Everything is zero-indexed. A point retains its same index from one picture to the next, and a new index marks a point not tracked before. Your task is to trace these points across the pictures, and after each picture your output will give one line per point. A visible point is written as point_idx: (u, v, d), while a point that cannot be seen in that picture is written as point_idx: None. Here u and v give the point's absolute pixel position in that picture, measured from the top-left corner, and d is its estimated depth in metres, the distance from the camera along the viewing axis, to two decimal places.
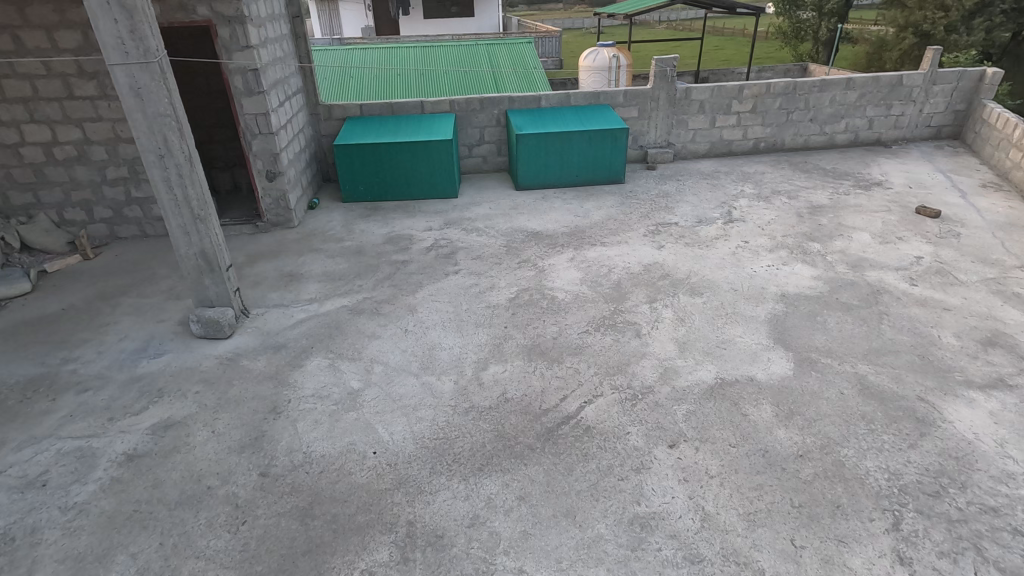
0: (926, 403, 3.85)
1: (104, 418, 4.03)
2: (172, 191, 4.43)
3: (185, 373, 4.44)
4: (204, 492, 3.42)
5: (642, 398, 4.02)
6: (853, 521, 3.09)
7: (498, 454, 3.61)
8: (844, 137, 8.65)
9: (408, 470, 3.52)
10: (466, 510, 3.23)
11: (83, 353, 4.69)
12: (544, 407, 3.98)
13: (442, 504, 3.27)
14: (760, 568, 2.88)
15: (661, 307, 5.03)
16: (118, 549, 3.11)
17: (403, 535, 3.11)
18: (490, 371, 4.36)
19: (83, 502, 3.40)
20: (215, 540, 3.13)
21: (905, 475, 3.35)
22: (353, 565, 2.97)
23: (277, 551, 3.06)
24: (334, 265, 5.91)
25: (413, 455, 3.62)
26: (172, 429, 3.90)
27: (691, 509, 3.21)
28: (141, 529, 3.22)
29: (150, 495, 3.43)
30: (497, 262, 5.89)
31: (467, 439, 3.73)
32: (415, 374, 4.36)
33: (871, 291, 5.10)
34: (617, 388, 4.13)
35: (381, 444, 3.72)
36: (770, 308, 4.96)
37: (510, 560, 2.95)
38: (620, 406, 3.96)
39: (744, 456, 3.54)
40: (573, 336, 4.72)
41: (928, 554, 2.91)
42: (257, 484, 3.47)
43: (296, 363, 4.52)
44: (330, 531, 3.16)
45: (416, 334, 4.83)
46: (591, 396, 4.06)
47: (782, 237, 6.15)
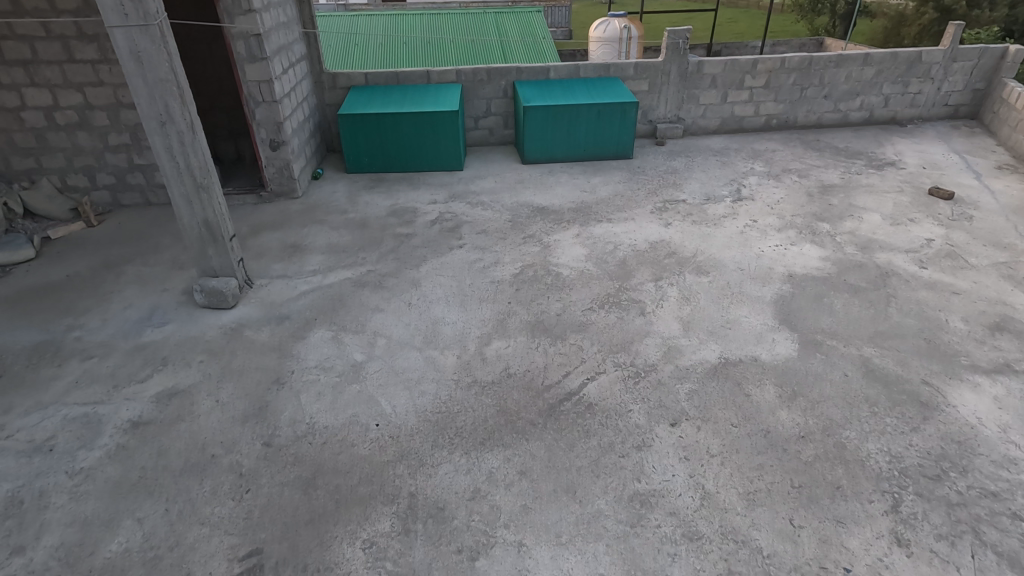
0: (931, 387, 3.84)
1: (109, 385, 4.06)
2: (174, 160, 4.38)
3: (189, 343, 4.45)
4: (208, 461, 3.46)
5: (645, 376, 4.02)
6: (852, 502, 3.11)
7: (500, 429, 3.62)
8: (859, 115, 8.47)
9: (410, 443, 3.54)
10: (467, 483, 3.27)
11: (89, 320, 4.71)
12: (546, 383, 3.98)
13: (444, 477, 3.30)
14: (758, 546, 2.90)
15: (667, 286, 5.00)
16: (124, 514, 3.17)
17: (404, 506, 3.14)
18: (493, 347, 4.36)
19: (89, 467, 3.45)
20: (220, 508, 3.18)
21: (906, 458, 3.35)
22: (355, 534, 3.01)
23: (280, 520, 3.10)
24: (339, 237, 5.89)
25: (415, 428, 3.65)
26: (176, 398, 3.93)
27: (691, 487, 3.23)
28: (147, 495, 3.27)
29: (156, 462, 3.47)
30: (502, 237, 5.84)
31: (469, 414, 3.75)
32: (418, 348, 4.37)
33: (879, 273, 5.04)
34: (620, 366, 4.12)
35: (384, 417, 3.74)
36: (777, 288, 4.92)
37: (511, 532, 2.99)
38: (623, 384, 3.96)
39: (745, 436, 3.54)
40: (578, 313, 4.70)
41: (925, 536, 2.93)
42: (261, 453, 3.50)
43: (299, 335, 4.52)
44: (332, 501, 3.19)
45: (420, 308, 4.82)
46: (594, 373, 4.06)
47: (791, 216, 6.07)
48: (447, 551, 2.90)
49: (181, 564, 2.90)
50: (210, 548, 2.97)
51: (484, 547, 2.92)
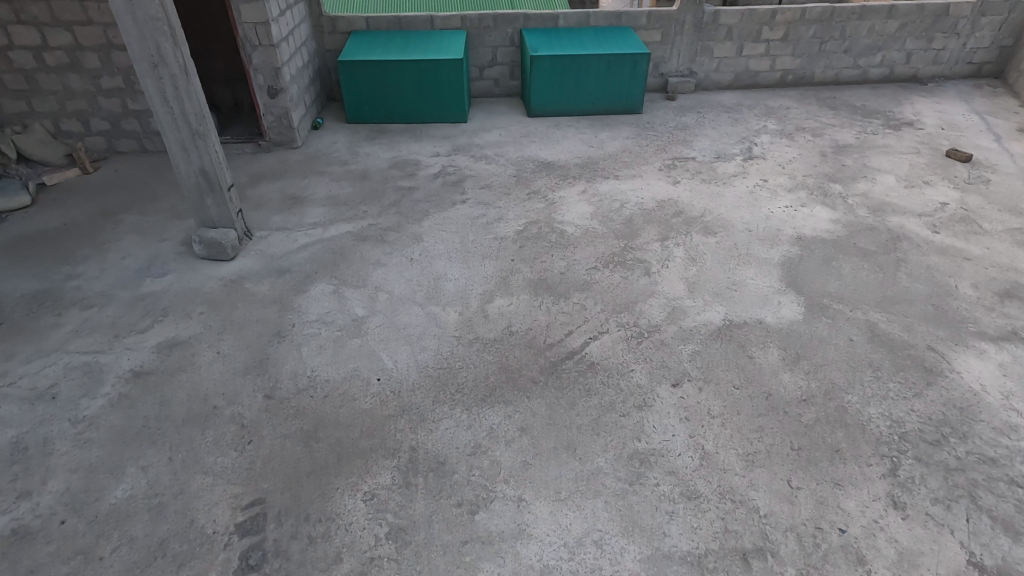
0: (936, 354, 3.81)
1: (109, 335, 4.04)
2: (168, 105, 4.22)
3: (189, 294, 4.41)
4: (210, 412, 3.47)
5: (648, 337, 3.99)
6: (850, 465, 3.13)
7: (501, 386, 3.62)
8: (878, 71, 8.15)
9: (411, 398, 3.54)
10: (468, 438, 3.28)
11: (87, 269, 4.66)
12: (548, 342, 3.96)
13: (445, 432, 3.32)
14: (755, 506, 2.93)
15: (673, 246, 4.91)
16: (128, 462, 3.20)
17: (405, 460, 3.17)
18: (495, 304, 4.31)
19: (92, 415, 3.46)
20: (222, 458, 3.21)
21: (906, 423, 3.35)
22: (356, 487, 3.04)
23: (282, 470, 3.13)
24: (340, 189, 5.76)
25: (416, 383, 3.64)
26: (177, 349, 3.92)
27: (691, 447, 3.24)
28: (150, 444, 3.29)
29: (158, 412, 3.48)
30: (506, 193, 5.71)
31: (471, 371, 3.74)
32: (419, 304, 4.33)
33: (890, 237, 4.94)
34: (624, 326, 4.09)
35: (385, 372, 3.73)
36: (785, 251, 4.83)
37: (511, 487, 3.02)
38: (626, 344, 3.94)
39: (747, 398, 3.54)
40: (581, 272, 4.63)
41: (922, 500, 2.95)
42: (263, 405, 3.51)
43: (300, 288, 4.47)
44: (334, 454, 3.22)
45: (421, 263, 4.75)
46: (597, 333, 4.03)
47: (803, 177, 5.91)
48: (448, 505, 2.94)
49: (186, 511, 2.94)
50: (214, 497, 3.01)
51: (485, 501, 2.95)
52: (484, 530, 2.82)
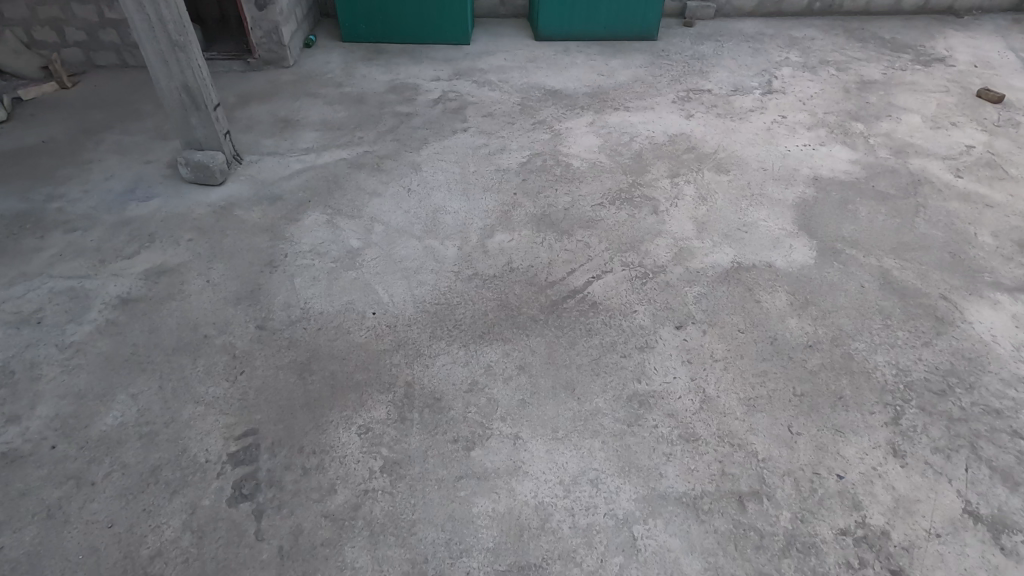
0: (949, 303, 3.69)
1: (95, 259, 3.89)
2: (143, 12, 3.87)
3: (176, 219, 4.23)
4: (201, 341, 3.38)
5: (653, 277, 3.86)
6: (853, 412, 3.08)
7: (500, 323, 3.52)
8: (912, 1, 7.59)
9: (407, 332, 3.45)
10: (464, 375, 3.21)
11: (70, 190, 4.45)
12: (550, 280, 3.83)
13: (441, 369, 3.25)
14: (754, 450, 2.90)
15: (683, 184, 4.68)
16: (118, 389, 3.13)
17: (401, 395, 3.11)
18: (496, 239, 4.15)
19: (79, 341, 3.37)
20: (214, 388, 3.14)
21: (913, 372, 3.28)
22: (350, 420, 2.99)
23: (275, 402, 3.07)
24: (334, 113, 5.45)
25: (413, 318, 3.54)
26: (166, 276, 3.78)
27: (692, 390, 3.18)
28: (140, 372, 3.22)
29: (148, 339, 3.39)
30: (509, 122, 5.41)
31: (469, 306, 3.63)
32: (416, 237, 4.16)
33: (911, 181, 4.72)
34: (628, 266, 3.94)
35: (381, 306, 3.62)
36: (800, 192, 4.62)
37: (507, 425, 2.97)
38: (629, 284, 3.81)
39: (751, 342, 3.45)
40: (586, 208, 4.43)
41: (922, 449, 2.92)
42: (255, 336, 3.42)
43: (292, 217, 4.29)
44: (328, 387, 3.15)
45: (419, 194, 4.54)
46: (600, 272, 3.89)
47: (824, 114, 5.60)
48: (443, 440, 2.90)
49: (178, 440, 2.90)
50: (206, 426, 2.96)
51: (481, 437, 2.91)
52: (480, 466, 2.79)
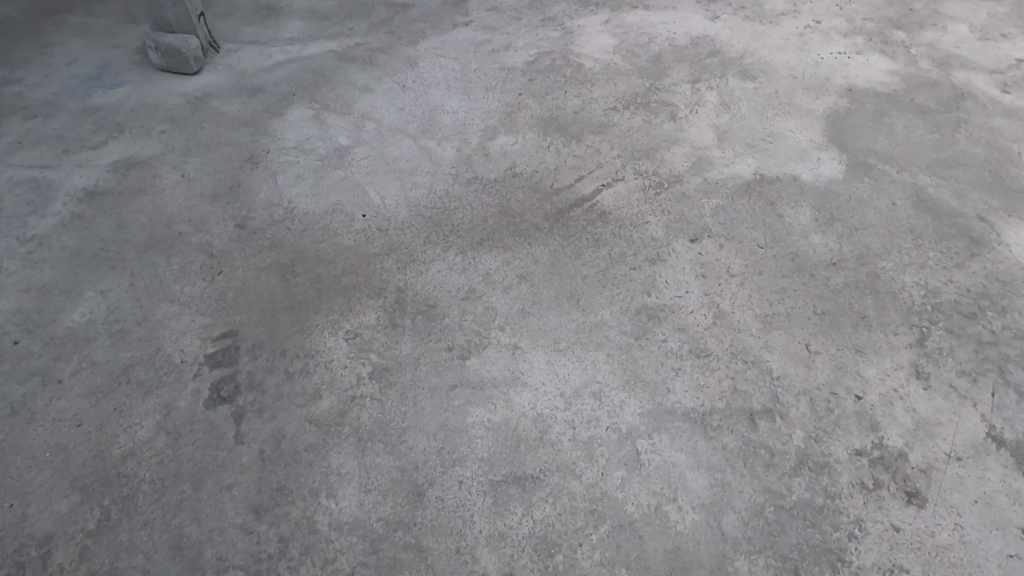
0: (986, 224, 3.42)
1: (58, 149, 3.55)
2: None
3: (147, 109, 3.84)
4: (175, 238, 3.11)
5: (668, 188, 3.55)
6: (876, 333, 2.87)
7: (500, 230, 3.24)
8: None
9: (400, 236, 3.18)
10: (461, 282, 2.97)
11: (29, 75, 4.03)
12: (556, 187, 3.52)
13: (436, 275, 3.00)
14: (768, 368, 2.71)
15: (705, 90, 4.27)
16: (86, 285, 2.89)
17: (391, 301, 2.88)
18: (498, 142, 3.79)
19: (43, 235, 3.10)
20: (190, 287, 2.90)
21: (942, 293, 3.06)
22: (337, 325, 2.77)
23: (256, 304, 2.84)
24: (323, 0, 4.91)
25: (406, 222, 3.26)
26: (136, 169, 3.46)
27: (705, 305, 2.95)
28: (110, 268, 2.97)
29: (117, 235, 3.12)
30: (516, 17, 4.90)
31: (467, 212, 3.34)
32: (411, 137, 3.80)
33: (954, 94, 4.31)
34: (642, 175, 3.62)
35: (371, 208, 3.33)
36: (832, 103, 4.22)
37: (507, 335, 2.76)
38: (642, 194, 3.51)
39: (772, 258, 3.19)
40: (598, 112, 4.05)
41: (947, 371, 2.74)
42: (234, 235, 3.14)
43: (275, 111, 3.90)
44: (313, 290, 2.92)
45: (416, 92, 4.13)
46: (611, 180, 3.58)
47: (863, 20, 5.08)
48: (437, 348, 2.70)
49: (150, 339, 2.69)
50: (181, 326, 2.74)
51: (478, 346, 2.71)
52: (476, 375, 2.61)
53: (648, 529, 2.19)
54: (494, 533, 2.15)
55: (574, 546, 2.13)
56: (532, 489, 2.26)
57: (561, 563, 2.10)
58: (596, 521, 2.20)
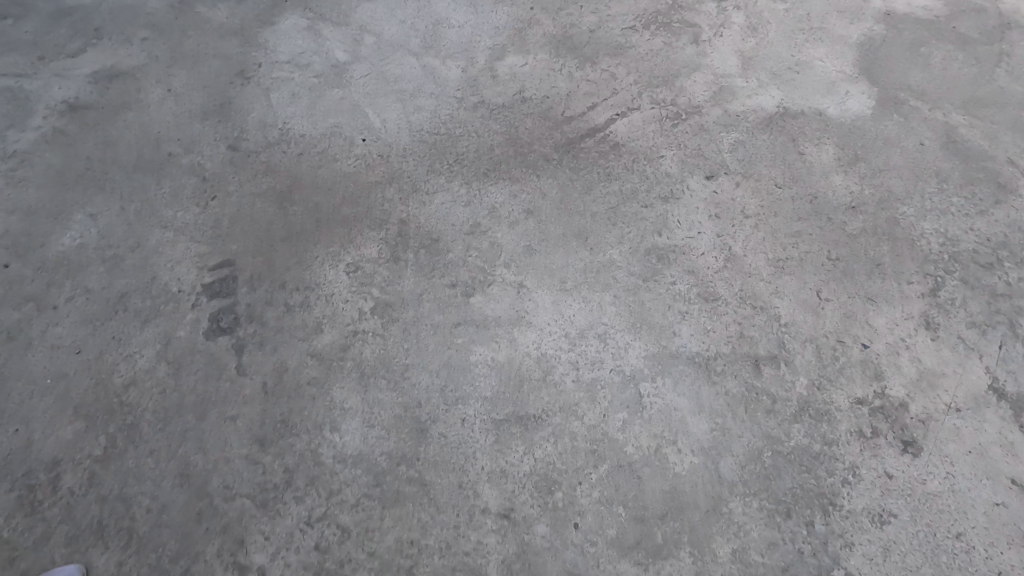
0: (1016, 169, 3.26)
1: (33, 56, 3.29)
2: None
3: (127, 13, 3.53)
4: (165, 160, 2.95)
5: (686, 120, 3.35)
6: (889, 282, 2.81)
7: (507, 161, 3.08)
8: None
9: (402, 165, 3.02)
10: (466, 216, 2.86)
11: None
12: (567, 115, 3.32)
13: (440, 208, 2.88)
14: (776, 314, 2.66)
15: (731, 10, 3.94)
16: (75, 208, 2.78)
17: (394, 234, 2.78)
18: (507, 63, 3.53)
19: (26, 152, 2.95)
20: (183, 213, 2.78)
21: (961, 243, 2.97)
22: (337, 258, 2.69)
23: (253, 234, 2.75)
24: None
25: (408, 149, 3.09)
26: (119, 82, 3.23)
27: (717, 248, 2.87)
28: (99, 190, 2.83)
29: (104, 154, 2.96)
30: None
31: (473, 140, 3.15)
32: (414, 54, 3.53)
33: (1001, 23, 3.98)
34: (657, 103, 3.42)
35: (372, 132, 3.14)
36: (866, 29, 3.90)
37: (512, 272, 2.69)
38: (655, 124, 3.32)
39: (789, 199, 3.07)
40: (614, 32, 3.75)
41: (957, 323, 2.70)
42: (227, 158, 2.98)
43: (266, 20, 3.59)
44: (312, 220, 2.81)
45: (418, 2, 3.80)
46: (626, 109, 3.37)
47: None
48: (441, 285, 2.63)
49: (146, 267, 2.61)
50: (176, 254, 2.66)
51: (482, 284, 2.65)
52: (481, 314, 2.56)
53: (646, 470, 2.21)
54: (495, 470, 2.18)
55: (574, 484, 2.16)
56: (533, 429, 2.27)
57: (561, 501, 2.13)
58: (596, 461, 2.22)
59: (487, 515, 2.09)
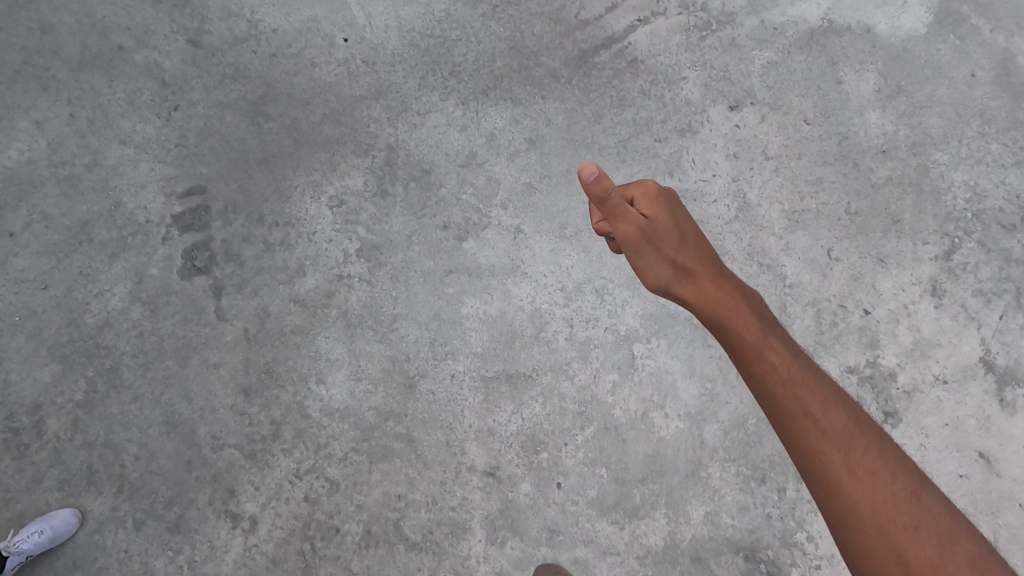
0: None
1: None
2: None
3: None
4: (114, 55, 2.54)
5: (718, 30, 2.86)
6: (904, 242, 2.66)
7: (510, 76, 2.68)
8: None
9: (389, 76, 2.63)
10: (460, 144, 2.58)
11: None
12: (583, 17, 2.79)
13: (432, 133, 2.58)
14: (781, 274, 2.56)
15: None
16: (18, 113, 2.47)
17: (381, 163, 2.52)
18: None
19: None
20: (143, 125, 2.49)
21: (989, 199, 2.72)
22: (319, 189, 2.46)
23: (225, 155, 2.48)
24: None
25: (396, 54, 2.65)
26: None
27: (730, 194, 2.66)
28: (42, 92, 2.49)
29: (41, 43, 2.53)
30: None
31: (472, 45, 2.69)
32: None
33: None
34: (692, 7, 2.87)
35: (355, 30, 2.64)
36: None
37: (508, 215, 2.49)
38: (686, 37, 2.83)
39: (816, 139, 2.79)
40: None
41: (963, 290, 2.60)
42: (187, 56, 2.56)
43: None
44: (290, 141, 2.52)
45: None
46: (651, 12, 2.83)
47: None
48: (431, 226, 2.45)
49: (106, 190, 2.40)
50: (139, 176, 2.42)
51: (476, 227, 2.46)
52: (474, 261, 2.41)
53: (631, 434, 2.26)
54: (482, 428, 2.21)
55: (560, 445, 2.22)
56: (523, 388, 2.26)
57: (546, 460, 2.21)
58: (583, 422, 2.25)
59: (473, 472, 2.17)
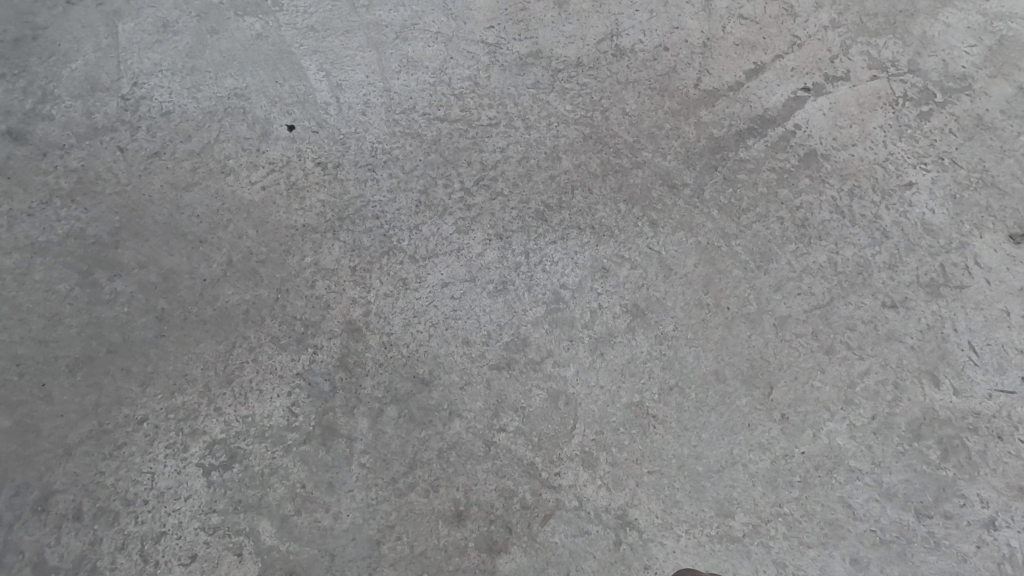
0: None
1: None
2: None
3: None
4: None
5: (963, 94, 1.48)
6: None
7: (590, 188, 1.42)
8: None
9: (354, 194, 1.40)
10: (495, 322, 1.28)
11: None
12: (722, 75, 1.52)
13: (439, 301, 1.30)
14: None
15: None
16: None
17: (329, 363, 1.22)
18: None
19: None
20: None
21: None
22: (186, 423, 1.17)
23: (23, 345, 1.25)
24: None
25: (381, 150, 1.45)
26: None
27: None
28: None
29: None
30: None
31: (518, 134, 1.47)
32: None
33: None
34: (895, 58, 1.51)
35: (309, 113, 1.47)
36: None
37: (599, 485, 1.14)
38: (909, 112, 1.48)
39: None
40: None
41: None
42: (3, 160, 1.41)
43: None
44: (151, 317, 1.27)
45: None
46: (839, 62, 1.52)
47: None
48: (428, 514, 1.12)
49: None
50: None
51: (528, 516, 1.12)
52: None
53: None
54: None
55: None
56: None
57: None
58: None
59: None
